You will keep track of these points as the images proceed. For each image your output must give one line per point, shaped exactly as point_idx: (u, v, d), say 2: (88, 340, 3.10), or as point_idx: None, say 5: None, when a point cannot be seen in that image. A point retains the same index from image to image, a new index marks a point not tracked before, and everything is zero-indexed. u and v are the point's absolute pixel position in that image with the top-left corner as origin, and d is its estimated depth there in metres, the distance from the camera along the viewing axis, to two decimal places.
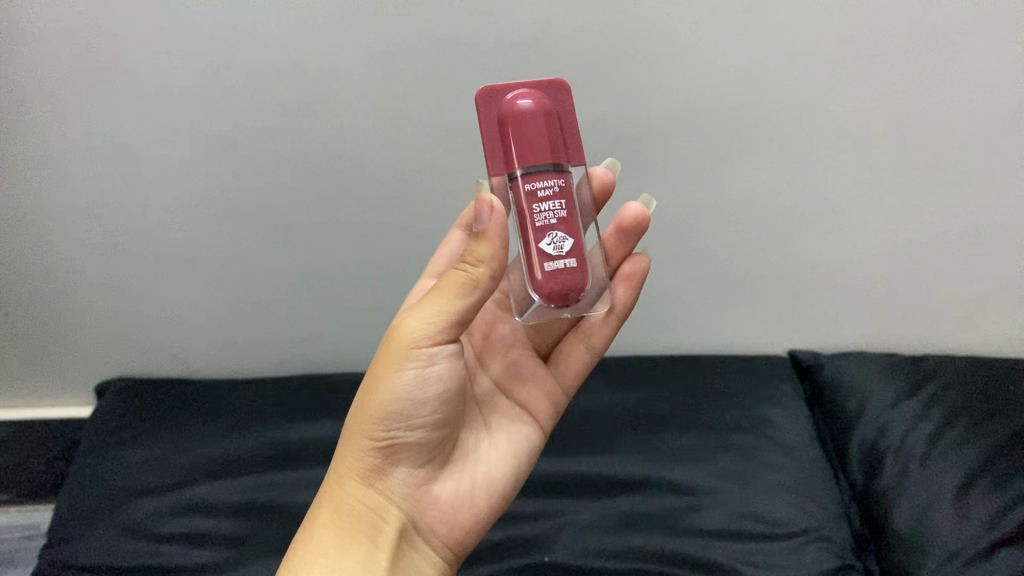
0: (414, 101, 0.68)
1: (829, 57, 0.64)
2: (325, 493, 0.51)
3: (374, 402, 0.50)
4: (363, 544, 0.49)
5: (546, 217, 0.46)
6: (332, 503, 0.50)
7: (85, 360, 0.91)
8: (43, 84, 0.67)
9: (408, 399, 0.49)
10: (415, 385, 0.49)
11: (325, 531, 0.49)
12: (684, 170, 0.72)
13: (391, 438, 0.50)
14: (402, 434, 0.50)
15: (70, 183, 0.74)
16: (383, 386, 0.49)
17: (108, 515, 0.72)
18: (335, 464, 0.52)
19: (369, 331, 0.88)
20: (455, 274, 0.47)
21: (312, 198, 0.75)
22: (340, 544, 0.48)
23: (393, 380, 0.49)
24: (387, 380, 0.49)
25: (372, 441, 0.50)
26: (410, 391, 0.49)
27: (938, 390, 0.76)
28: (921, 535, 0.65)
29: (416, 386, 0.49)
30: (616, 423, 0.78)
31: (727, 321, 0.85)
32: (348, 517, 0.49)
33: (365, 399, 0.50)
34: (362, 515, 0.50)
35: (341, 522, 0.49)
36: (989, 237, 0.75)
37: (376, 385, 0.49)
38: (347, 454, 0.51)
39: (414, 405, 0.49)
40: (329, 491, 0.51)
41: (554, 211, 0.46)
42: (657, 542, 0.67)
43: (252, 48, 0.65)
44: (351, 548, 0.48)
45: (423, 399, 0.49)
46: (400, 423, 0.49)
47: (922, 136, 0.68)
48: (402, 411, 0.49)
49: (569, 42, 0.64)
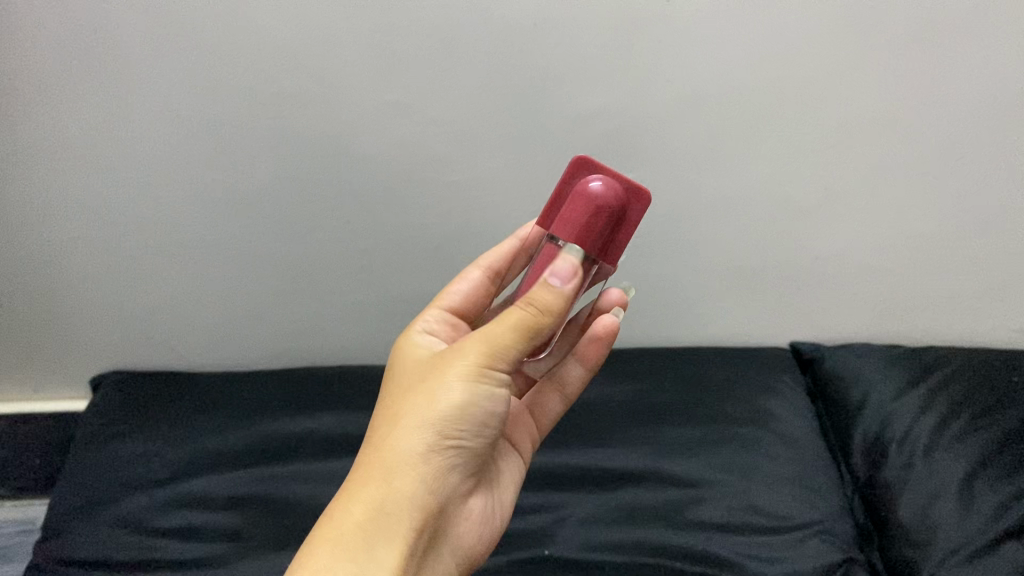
0: (412, 92, 0.67)
1: (829, 48, 0.64)
2: (359, 486, 0.46)
3: (447, 403, 0.47)
4: (400, 555, 0.44)
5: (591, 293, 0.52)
6: (373, 501, 0.45)
7: (82, 355, 0.90)
8: (38, 75, 0.66)
9: (482, 410, 0.48)
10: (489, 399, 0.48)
11: (364, 523, 0.44)
12: (684, 161, 0.71)
13: (450, 440, 0.47)
14: (459, 441, 0.48)
15: (66, 174, 0.73)
16: (453, 388, 0.47)
17: (104, 508, 0.71)
18: (371, 459, 0.47)
19: (365, 325, 0.87)
20: (521, 314, 0.47)
21: (308, 189, 0.74)
22: (373, 548, 0.44)
23: (464, 386, 0.47)
24: (459, 386, 0.47)
25: (434, 441, 0.47)
26: (484, 403, 0.48)
27: (940, 382, 0.75)
28: (926, 529, 0.64)
29: (486, 400, 0.48)
30: (618, 417, 0.78)
31: (727, 315, 0.84)
32: (390, 519, 0.45)
33: (426, 397, 0.48)
34: (409, 519, 0.45)
35: (381, 525, 0.44)
36: (992, 227, 0.74)
37: (450, 386, 0.47)
38: (399, 448, 0.47)
39: (478, 416, 0.48)
40: (371, 481, 0.46)
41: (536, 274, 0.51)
42: (656, 535, 0.66)
43: (244, 39, 0.64)
44: (387, 555, 0.44)
45: (491, 413, 0.48)
46: (460, 430, 0.48)
47: (926, 124, 0.68)
48: (474, 417, 0.48)
49: (566, 32, 0.63)
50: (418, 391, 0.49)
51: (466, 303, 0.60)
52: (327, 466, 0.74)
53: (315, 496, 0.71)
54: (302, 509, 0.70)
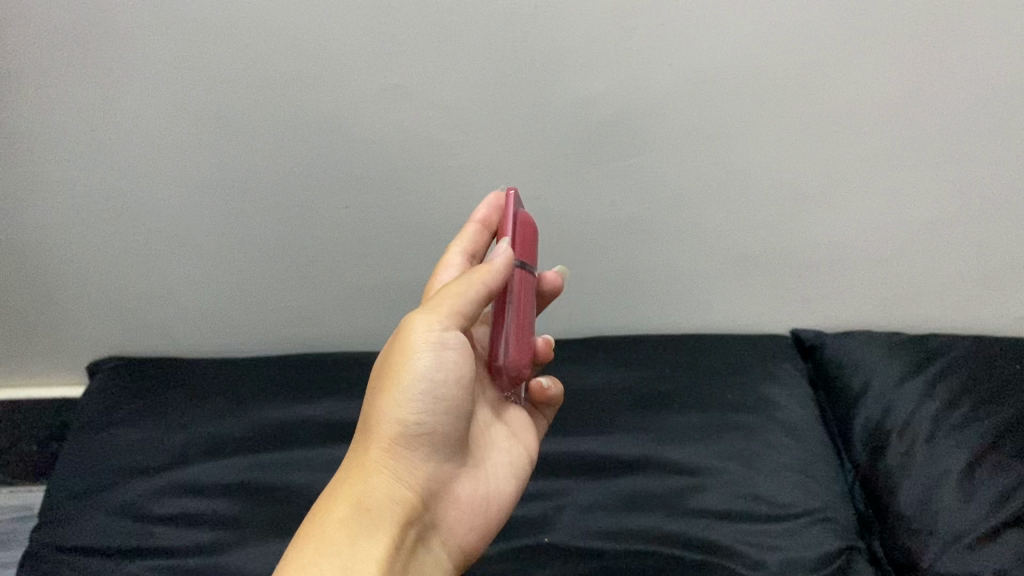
0: (412, 77, 0.67)
1: (832, 34, 0.63)
2: (335, 488, 0.47)
3: (396, 382, 0.48)
4: (385, 545, 0.44)
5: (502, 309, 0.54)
6: (354, 495, 0.46)
7: (79, 341, 0.89)
8: (37, 58, 0.66)
9: (433, 382, 0.48)
10: (436, 369, 0.48)
11: (339, 518, 0.45)
12: (686, 146, 0.70)
13: (410, 422, 0.48)
14: (421, 421, 0.48)
15: (63, 158, 0.72)
16: (405, 364, 0.48)
17: (101, 495, 0.71)
18: (349, 463, 0.48)
19: (363, 312, 0.86)
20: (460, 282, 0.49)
21: (308, 175, 0.74)
22: (354, 541, 0.44)
23: (412, 359, 0.48)
24: (413, 357, 0.48)
25: (396, 426, 0.48)
26: (432, 373, 0.48)
27: (942, 369, 0.74)
28: (927, 516, 0.63)
29: (435, 368, 0.48)
30: (617, 405, 0.77)
31: (729, 301, 0.83)
32: (366, 513, 0.45)
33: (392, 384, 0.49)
34: (382, 510, 0.46)
35: (359, 516, 0.45)
36: (998, 215, 0.73)
37: (398, 367, 0.48)
38: (368, 445, 0.48)
39: (432, 390, 0.48)
40: (347, 482, 0.47)
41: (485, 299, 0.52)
42: (656, 522, 0.66)
43: (242, 21, 0.64)
44: (369, 544, 0.44)
45: (446, 383, 0.48)
46: (419, 407, 0.48)
47: (928, 108, 0.67)
48: (427, 391, 0.48)
49: (567, 16, 0.63)
50: (379, 384, 0.50)
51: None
52: (325, 454, 0.74)
53: (313, 482, 0.71)
54: (301, 495, 0.70)
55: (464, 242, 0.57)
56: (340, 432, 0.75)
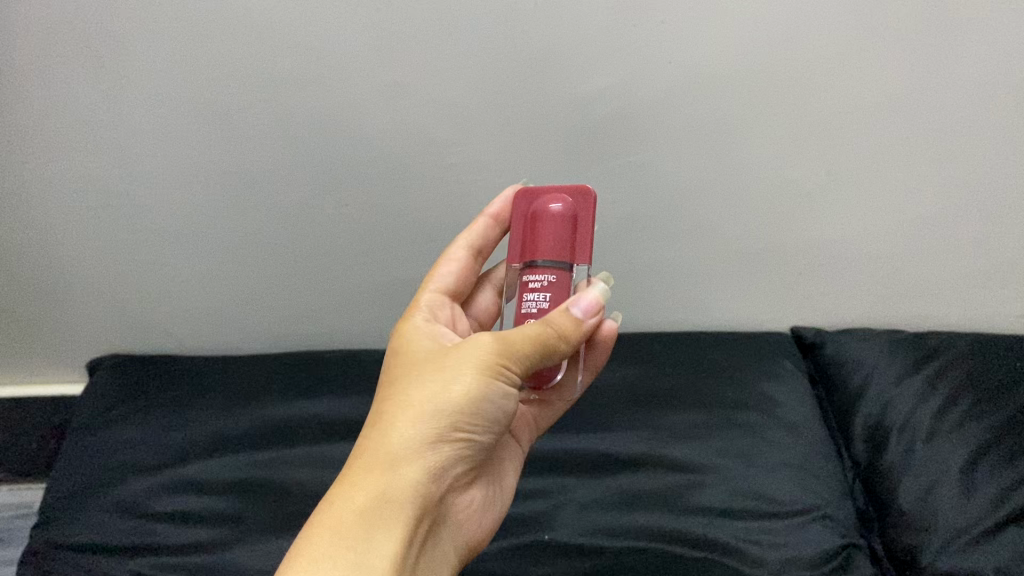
0: (412, 74, 0.67)
1: (830, 31, 0.63)
2: (358, 472, 0.46)
3: (456, 393, 0.47)
4: (403, 545, 0.44)
5: (530, 306, 0.50)
6: (377, 487, 0.45)
7: (78, 340, 0.89)
8: (36, 55, 0.66)
9: (493, 407, 0.48)
10: (500, 397, 0.48)
11: (361, 509, 0.44)
12: (686, 143, 0.70)
13: (458, 433, 0.47)
14: (466, 433, 0.48)
15: (62, 156, 0.72)
16: (466, 377, 0.47)
17: (102, 493, 0.71)
18: (370, 447, 0.47)
19: (363, 309, 0.86)
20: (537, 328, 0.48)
21: (308, 173, 0.74)
22: (373, 536, 0.43)
23: (477, 378, 0.47)
24: (472, 375, 0.47)
25: (442, 432, 0.47)
26: (495, 399, 0.47)
27: (942, 366, 0.74)
28: (928, 513, 0.63)
29: (499, 397, 0.48)
30: (617, 403, 0.77)
31: (728, 298, 0.83)
32: (391, 508, 0.44)
33: (433, 385, 0.47)
34: (407, 507, 0.45)
35: (384, 511, 0.44)
36: (997, 212, 0.73)
37: (458, 378, 0.47)
38: (401, 436, 0.46)
39: (486, 411, 0.47)
40: (373, 469, 0.46)
41: (539, 300, 0.50)
42: (657, 519, 0.66)
43: (241, 18, 0.64)
44: (388, 542, 0.44)
45: (501, 410, 0.48)
46: (471, 423, 0.47)
47: (928, 105, 0.67)
48: (483, 413, 0.47)
49: (566, 13, 0.63)
50: (420, 377, 0.48)
51: (457, 285, 0.59)
52: (325, 451, 0.74)
53: (313, 480, 0.71)
54: (301, 493, 0.70)
55: (471, 236, 0.58)
56: (340, 430, 0.75)
